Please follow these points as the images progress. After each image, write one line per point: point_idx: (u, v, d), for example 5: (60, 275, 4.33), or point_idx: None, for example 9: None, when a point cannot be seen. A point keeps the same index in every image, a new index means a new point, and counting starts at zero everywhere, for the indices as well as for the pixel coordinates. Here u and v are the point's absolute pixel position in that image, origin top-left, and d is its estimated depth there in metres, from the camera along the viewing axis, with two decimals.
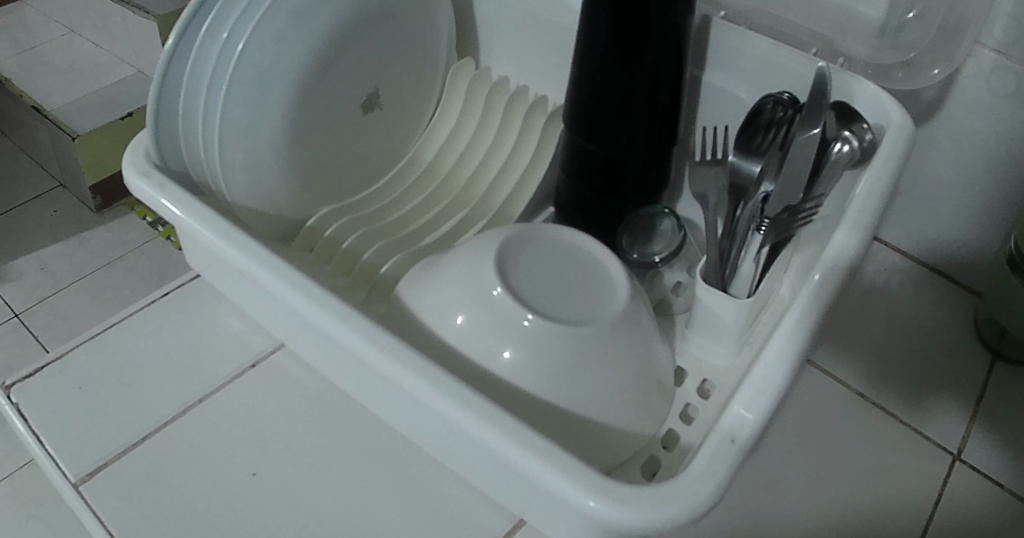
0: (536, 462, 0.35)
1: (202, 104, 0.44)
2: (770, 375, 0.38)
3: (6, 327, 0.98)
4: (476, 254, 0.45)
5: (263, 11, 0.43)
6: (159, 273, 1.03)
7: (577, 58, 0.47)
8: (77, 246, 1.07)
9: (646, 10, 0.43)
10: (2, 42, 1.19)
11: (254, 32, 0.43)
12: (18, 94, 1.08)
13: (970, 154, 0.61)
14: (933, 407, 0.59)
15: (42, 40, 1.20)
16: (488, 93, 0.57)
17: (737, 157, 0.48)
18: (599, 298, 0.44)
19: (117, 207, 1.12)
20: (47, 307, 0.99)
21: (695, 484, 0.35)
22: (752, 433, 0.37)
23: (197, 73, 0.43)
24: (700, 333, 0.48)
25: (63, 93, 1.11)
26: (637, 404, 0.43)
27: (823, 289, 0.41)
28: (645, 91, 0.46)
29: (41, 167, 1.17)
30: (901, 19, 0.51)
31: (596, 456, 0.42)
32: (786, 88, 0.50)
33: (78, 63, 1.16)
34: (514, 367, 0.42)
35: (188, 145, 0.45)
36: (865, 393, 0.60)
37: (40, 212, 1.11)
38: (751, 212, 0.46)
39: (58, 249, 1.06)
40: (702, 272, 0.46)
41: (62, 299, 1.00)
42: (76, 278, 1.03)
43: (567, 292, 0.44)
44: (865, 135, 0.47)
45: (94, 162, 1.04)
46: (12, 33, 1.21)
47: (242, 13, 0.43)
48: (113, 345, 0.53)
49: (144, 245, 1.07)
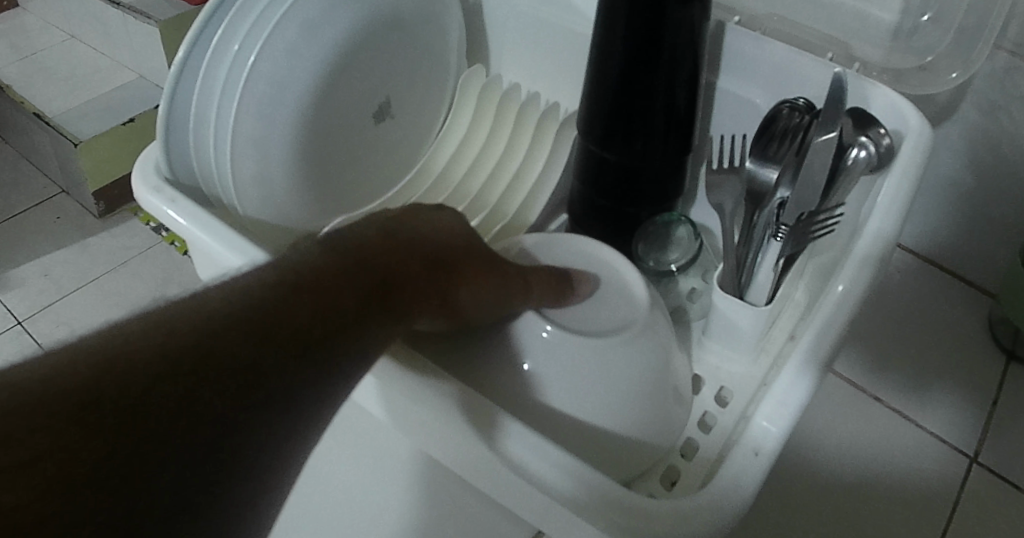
0: (556, 480, 0.34)
1: (213, 117, 0.43)
2: (794, 387, 0.38)
3: (9, 334, 0.96)
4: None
5: (275, 22, 0.42)
6: (163, 278, 1.03)
7: (592, 65, 0.46)
8: (79, 252, 1.06)
9: (662, 16, 0.43)
10: (3, 48, 1.19)
11: (266, 43, 0.42)
12: (19, 101, 1.08)
13: (984, 156, 0.60)
14: (933, 404, 0.66)
15: (43, 46, 1.19)
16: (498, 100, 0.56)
17: (754, 164, 0.48)
18: (619, 309, 0.43)
19: (119, 213, 1.11)
20: (50, 314, 0.98)
21: (722, 499, 0.34)
22: (776, 446, 0.36)
23: (210, 84, 0.43)
24: (717, 341, 0.47)
25: (64, 98, 1.10)
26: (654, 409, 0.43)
27: (845, 298, 0.40)
28: (660, 97, 0.45)
29: (42, 173, 1.17)
30: (915, 22, 0.50)
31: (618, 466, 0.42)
32: (801, 92, 0.49)
33: (79, 68, 1.15)
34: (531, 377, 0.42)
35: (199, 157, 0.45)
36: (880, 398, 0.67)
37: (43, 219, 1.10)
38: (768, 218, 0.46)
39: (61, 255, 1.06)
40: (719, 279, 0.46)
41: (66, 305, 0.99)
42: (79, 284, 1.02)
43: (586, 304, 0.44)
44: (882, 140, 0.46)
45: (96, 168, 1.04)
46: (12, 39, 1.21)
47: (254, 25, 0.42)
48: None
49: (147, 250, 1.06)
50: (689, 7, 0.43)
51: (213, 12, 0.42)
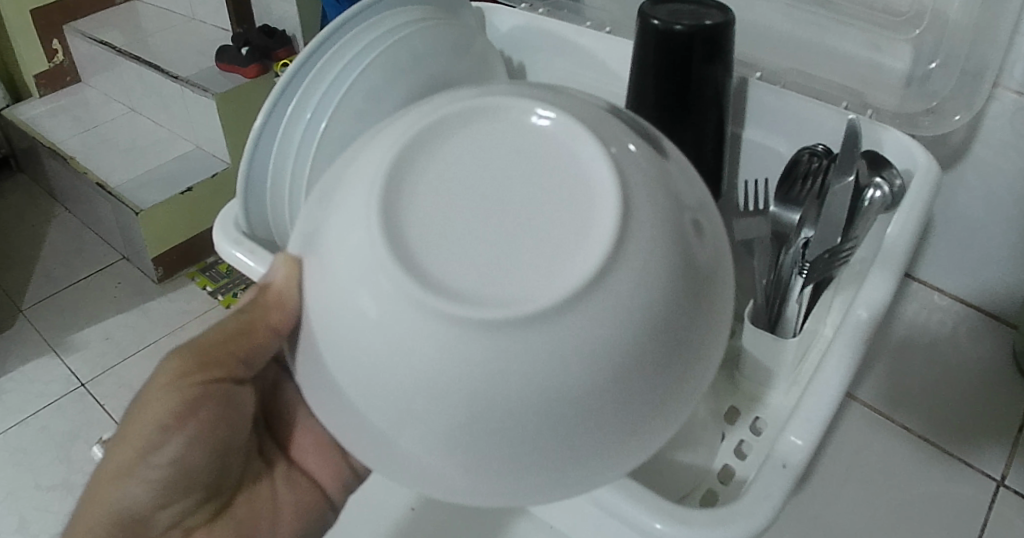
0: (611, 491, 0.38)
1: (286, 191, 0.50)
2: (819, 405, 0.41)
3: (74, 396, 1.17)
4: (380, 155, 0.29)
5: (350, 84, 0.50)
6: None
7: (632, 92, 0.52)
8: (139, 316, 1.28)
9: (688, 68, 0.49)
10: (77, 131, 1.42)
11: (351, 86, 0.50)
12: (95, 181, 1.29)
13: (1000, 194, 0.63)
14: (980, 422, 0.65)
15: (115, 129, 1.42)
16: None
17: (778, 207, 0.51)
18: (554, 234, 0.27)
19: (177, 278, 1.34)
20: (111, 377, 1.19)
21: (753, 507, 0.37)
22: (804, 459, 0.39)
23: (290, 131, 0.49)
24: (750, 375, 0.49)
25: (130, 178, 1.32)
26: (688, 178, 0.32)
27: (869, 325, 0.43)
28: (691, 146, 0.51)
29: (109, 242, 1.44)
30: (925, 69, 0.54)
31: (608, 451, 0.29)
32: (821, 140, 0.54)
33: (142, 149, 1.38)
34: None
35: (273, 188, 0.49)
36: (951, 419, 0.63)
37: (105, 284, 1.35)
38: (794, 257, 0.48)
39: (122, 320, 1.28)
40: (751, 316, 0.49)
41: (125, 368, 1.20)
42: (138, 348, 1.23)
43: (541, 264, 0.27)
44: (896, 180, 0.50)
45: (153, 235, 1.27)
46: (86, 121, 1.45)
47: (331, 84, 0.49)
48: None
49: (204, 313, 1.28)
50: (712, 61, 0.49)
51: (334, 29, 0.50)
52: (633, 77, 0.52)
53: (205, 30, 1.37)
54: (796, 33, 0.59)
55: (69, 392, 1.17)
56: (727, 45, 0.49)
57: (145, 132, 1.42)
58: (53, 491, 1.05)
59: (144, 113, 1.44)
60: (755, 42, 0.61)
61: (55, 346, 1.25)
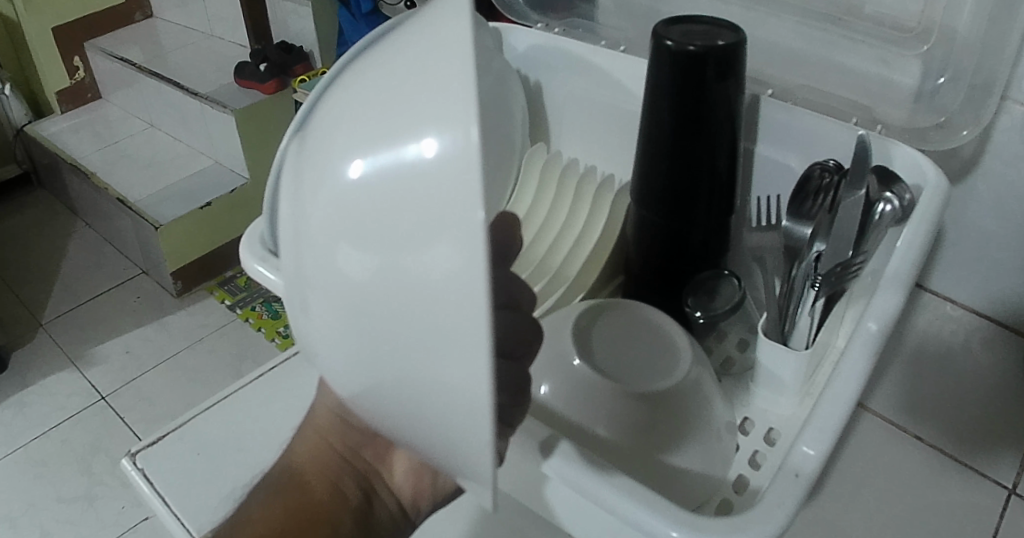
0: (628, 500, 0.40)
1: None
2: (830, 416, 0.41)
3: (95, 409, 1.19)
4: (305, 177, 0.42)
5: None
6: (237, 355, 1.25)
7: (646, 110, 0.53)
8: (159, 329, 1.30)
9: (701, 86, 0.50)
10: (98, 146, 1.45)
11: None
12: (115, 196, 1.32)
13: (1010, 205, 0.63)
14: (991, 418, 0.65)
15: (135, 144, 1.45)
16: (557, 181, 0.63)
17: (790, 222, 0.53)
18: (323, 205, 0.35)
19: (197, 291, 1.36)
20: (131, 390, 1.20)
21: (765, 516, 0.38)
22: (816, 468, 0.40)
23: None
24: (764, 387, 0.50)
25: (149, 193, 1.35)
26: (427, 79, 0.32)
27: (879, 337, 0.44)
28: (705, 162, 0.52)
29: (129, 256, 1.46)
30: (934, 84, 0.55)
31: (462, 368, 0.31)
32: (831, 155, 0.55)
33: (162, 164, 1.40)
34: (552, 380, 0.48)
35: None
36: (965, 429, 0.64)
37: (124, 297, 1.37)
38: (807, 271, 0.49)
39: (142, 333, 1.30)
40: (763, 327, 0.49)
41: (144, 381, 1.22)
42: (157, 361, 1.25)
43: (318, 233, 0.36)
44: (905, 195, 0.51)
45: (172, 248, 1.29)
46: (106, 138, 1.48)
47: None
48: (232, 424, 0.62)
49: (223, 326, 1.30)
50: (725, 79, 0.50)
51: None
52: (648, 95, 0.53)
53: (222, 46, 1.39)
54: (806, 50, 0.60)
55: (91, 404, 1.19)
56: (739, 64, 0.50)
57: (164, 147, 1.44)
58: (74, 503, 1.07)
59: (164, 129, 1.46)
60: (765, 59, 0.62)
61: (76, 359, 1.27)
